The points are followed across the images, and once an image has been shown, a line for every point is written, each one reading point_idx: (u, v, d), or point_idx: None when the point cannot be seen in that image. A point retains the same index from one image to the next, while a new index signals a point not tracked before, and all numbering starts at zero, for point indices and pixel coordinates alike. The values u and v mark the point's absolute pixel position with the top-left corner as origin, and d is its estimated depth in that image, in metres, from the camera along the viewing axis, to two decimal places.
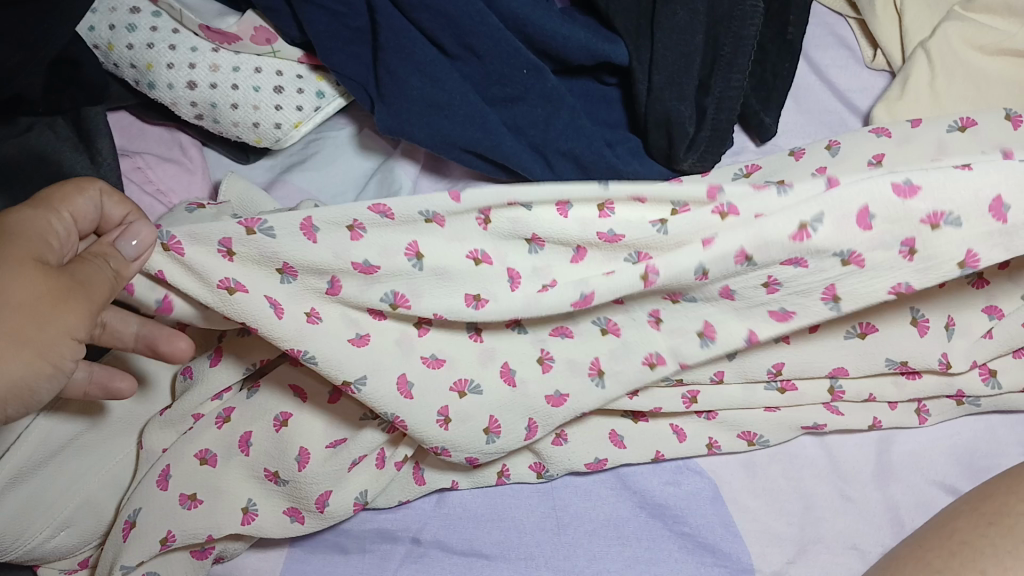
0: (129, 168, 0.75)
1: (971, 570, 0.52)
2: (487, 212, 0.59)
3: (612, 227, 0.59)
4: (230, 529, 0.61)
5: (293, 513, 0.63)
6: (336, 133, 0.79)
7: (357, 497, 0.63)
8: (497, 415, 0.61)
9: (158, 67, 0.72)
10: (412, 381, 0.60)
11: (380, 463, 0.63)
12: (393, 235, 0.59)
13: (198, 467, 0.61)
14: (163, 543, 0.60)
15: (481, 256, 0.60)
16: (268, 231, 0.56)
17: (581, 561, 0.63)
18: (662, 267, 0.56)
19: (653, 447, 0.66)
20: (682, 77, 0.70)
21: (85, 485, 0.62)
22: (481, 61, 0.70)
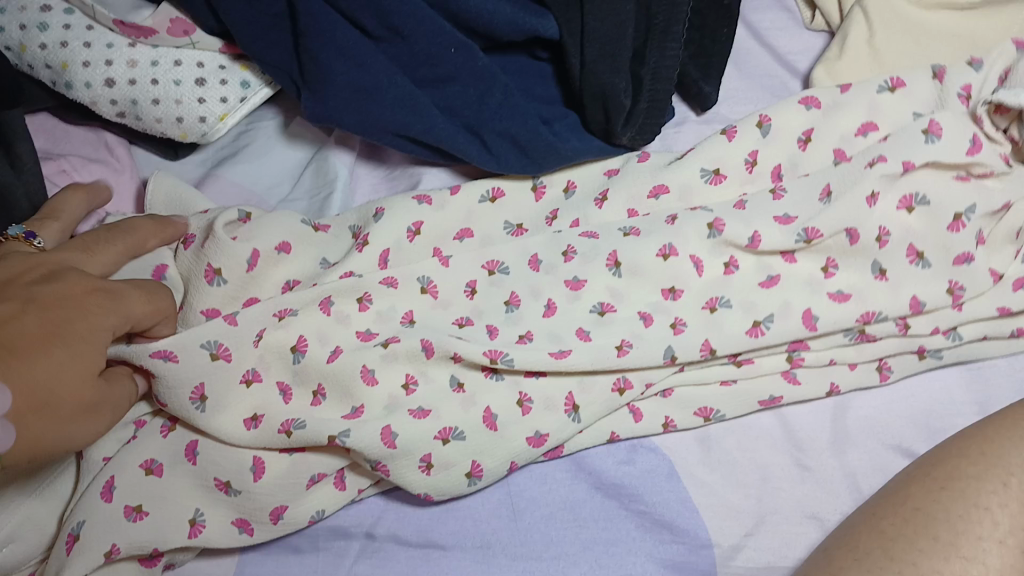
0: (54, 172, 0.72)
1: (925, 536, 0.51)
2: (474, 284, 0.66)
3: (576, 274, 0.66)
4: (176, 543, 0.58)
5: (241, 524, 0.60)
6: (267, 124, 0.77)
7: (314, 515, 0.61)
8: (479, 460, 0.61)
9: (73, 66, 0.69)
10: (396, 433, 0.60)
11: (339, 484, 0.62)
12: (389, 304, 0.64)
13: (143, 477, 0.59)
14: (107, 557, 0.57)
15: (466, 321, 0.65)
16: (293, 315, 0.63)
17: (538, 546, 0.62)
18: (635, 340, 0.63)
19: (608, 429, 0.65)
20: (615, 48, 0.69)
21: (23, 502, 0.59)
22: (407, 42, 0.68)
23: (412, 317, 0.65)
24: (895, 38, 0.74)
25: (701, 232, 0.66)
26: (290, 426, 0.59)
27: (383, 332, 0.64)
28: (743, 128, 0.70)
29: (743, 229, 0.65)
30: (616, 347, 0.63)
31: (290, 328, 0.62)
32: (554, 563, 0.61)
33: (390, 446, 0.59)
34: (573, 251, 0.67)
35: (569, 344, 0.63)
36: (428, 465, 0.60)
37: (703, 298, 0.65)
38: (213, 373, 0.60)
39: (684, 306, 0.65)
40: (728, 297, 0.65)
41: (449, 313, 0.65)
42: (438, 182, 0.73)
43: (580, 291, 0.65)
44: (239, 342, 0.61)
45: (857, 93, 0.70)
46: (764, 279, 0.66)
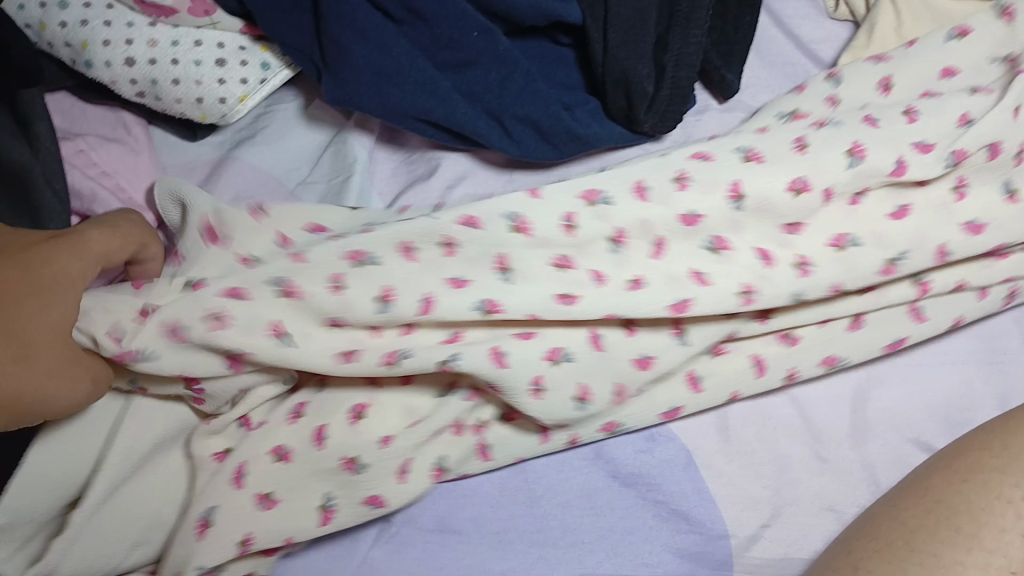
0: (72, 152, 0.72)
1: (946, 528, 0.51)
2: (572, 216, 0.62)
3: (691, 209, 0.62)
4: (310, 532, 0.58)
5: (372, 501, 0.58)
6: (286, 106, 0.76)
7: (436, 464, 0.60)
8: (587, 383, 0.59)
9: (94, 44, 0.69)
10: (505, 351, 0.58)
11: (457, 430, 0.61)
12: (482, 249, 0.60)
13: (276, 466, 0.59)
14: (243, 546, 0.57)
15: (564, 260, 0.60)
16: (374, 260, 0.58)
17: (555, 533, 0.62)
18: (756, 283, 0.61)
19: (729, 389, 0.64)
20: (638, 34, 0.68)
21: (146, 504, 0.58)
22: (429, 25, 0.67)
23: (506, 264, 0.59)
24: (921, 27, 0.73)
25: (831, 163, 0.63)
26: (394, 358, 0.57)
27: (475, 278, 0.58)
28: (813, 82, 0.71)
29: (883, 154, 0.63)
30: (741, 294, 0.60)
31: (370, 277, 0.57)
32: (570, 550, 0.61)
33: (502, 366, 0.57)
34: (684, 176, 0.63)
35: (689, 290, 0.60)
36: (539, 389, 0.58)
37: (830, 235, 0.63)
38: (289, 310, 0.57)
39: (807, 242, 0.63)
40: (859, 233, 0.63)
41: (546, 251, 0.60)
42: (458, 168, 0.73)
43: (696, 224, 0.62)
44: (313, 291, 0.56)
45: (879, 86, 0.70)
46: (894, 210, 0.64)
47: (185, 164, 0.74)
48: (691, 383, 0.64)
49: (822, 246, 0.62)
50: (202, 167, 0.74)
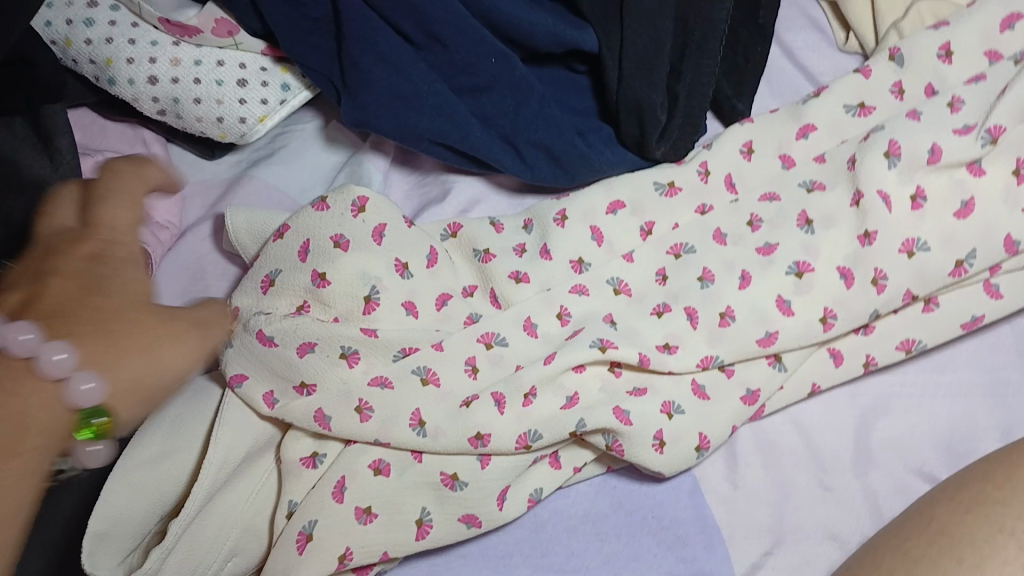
0: (90, 167, 0.73)
1: (949, 559, 0.51)
2: (664, 270, 0.66)
3: (765, 239, 0.66)
4: (407, 547, 0.58)
5: (468, 520, 0.59)
6: (303, 126, 0.77)
7: (533, 493, 0.62)
8: (706, 432, 0.62)
9: (118, 62, 0.70)
10: (628, 411, 0.61)
11: (555, 463, 0.63)
12: (592, 308, 0.65)
13: (373, 478, 0.59)
14: (341, 561, 0.57)
15: (663, 308, 0.65)
16: (502, 341, 0.63)
17: (559, 557, 0.62)
18: (837, 309, 0.63)
19: (810, 382, 0.66)
20: (652, 63, 0.69)
21: (240, 514, 0.59)
22: (448, 50, 0.69)
23: (614, 318, 0.64)
24: None
25: (881, 166, 0.65)
26: (525, 440, 0.59)
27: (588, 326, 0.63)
28: (877, 64, 0.73)
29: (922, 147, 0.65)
30: (821, 321, 0.63)
31: (501, 358, 0.62)
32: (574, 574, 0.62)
33: (626, 423, 0.60)
34: (758, 221, 0.67)
35: (775, 323, 0.63)
36: (661, 443, 0.61)
37: (900, 240, 0.64)
38: (427, 400, 0.60)
39: (882, 253, 0.64)
40: (924, 238, 0.64)
41: (645, 306, 0.65)
42: (471, 191, 0.74)
43: (773, 254, 0.65)
44: (450, 360, 0.61)
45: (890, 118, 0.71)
46: (959, 207, 0.64)
47: (202, 182, 0.76)
48: (745, 399, 0.63)
49: (869, 253, 0.64)
50: (218, 186, 0.76)
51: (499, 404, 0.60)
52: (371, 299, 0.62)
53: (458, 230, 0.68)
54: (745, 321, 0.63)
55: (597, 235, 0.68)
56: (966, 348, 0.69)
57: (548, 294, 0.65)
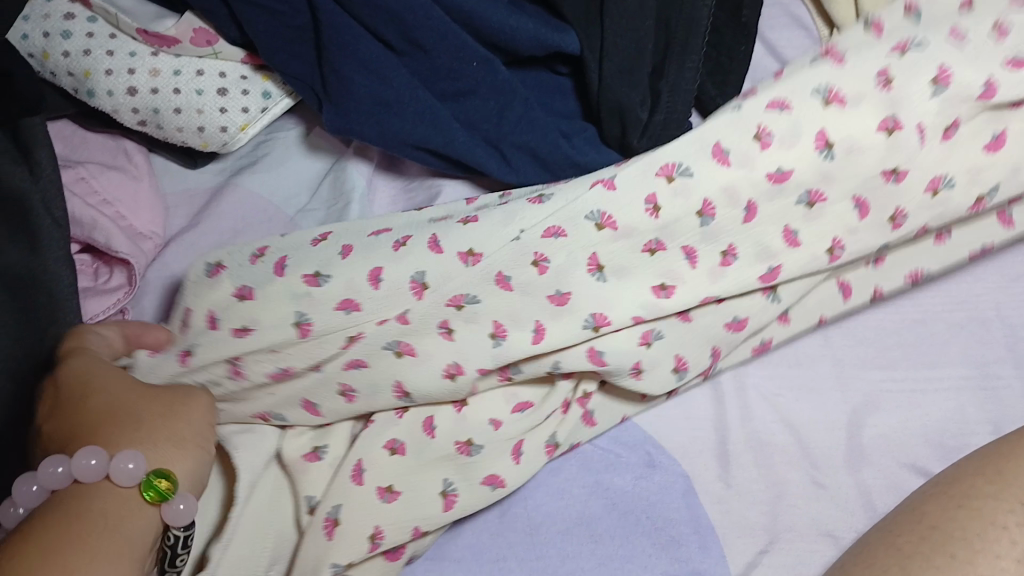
0: (73, 179, 0.72)
1: (941, 554, 0.51)
2: (655, 200, 0.62)
3: (778, 165, 0.62)
4: (437, 519, 0.60)
5: (492, 482, 0.61)
6: (286, 134, 0.77)
7: (549, 440, 0.63)
8: (683, 354, 0.63)
9: (96, 74, 0.69)
10: (602, 351, 0.61)
11: (565, 410, 0.64)
12: (575, 251, 0.62)
13: (392, 459, 0.61)
14: (373, 540, 0.59)
15: (656, 245, 0.62)
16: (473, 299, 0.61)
17: (554, 561, 0.62)
18: (847, 241, 0.63)
19: (818, 313, 0.68)
20: (635, 63, 0.70)
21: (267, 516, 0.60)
22: (429, 56, 0.68)
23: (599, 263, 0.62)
24: None
25: (921, 94, 0.61)
26: (508, 375, 0.62)
27: (575, 290, 0.61)
28: None
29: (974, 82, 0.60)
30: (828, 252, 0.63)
31: (478, 317, 0.61)
32: None
33: (601, 365, 0.61)
34: (767, 132, 0.62)
35: (778, 258, 0.62)
36: (639, 371, 0.62)
37: (927, 178, 0.62)
38: (404, 368, 0.60)
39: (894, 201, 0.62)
40: (952, 174, 0.62)
41: (634, 242, 0.62)
42: (458, 195, 0.73)
43: (785, 182, 0.61)
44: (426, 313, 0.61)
45: None
46: (991, 141, 0.62)
47: (186, 192, 0.75)
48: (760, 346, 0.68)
49: (897, 189, 0.62)
50: (202, 196, 0.75)
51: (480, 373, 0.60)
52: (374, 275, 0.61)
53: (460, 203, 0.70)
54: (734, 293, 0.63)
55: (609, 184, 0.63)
56: (955, 342, 0.69)
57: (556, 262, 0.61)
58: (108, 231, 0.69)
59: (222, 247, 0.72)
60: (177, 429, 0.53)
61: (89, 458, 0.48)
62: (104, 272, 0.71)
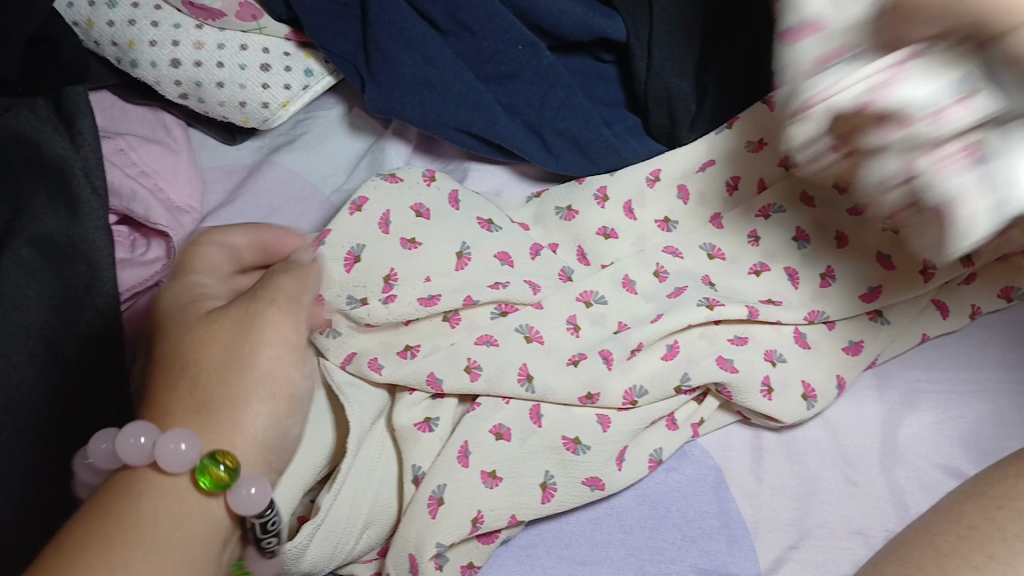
0: (112, 150, 0.72)
1: (980, 555, 0.51)
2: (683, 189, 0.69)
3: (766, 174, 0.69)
4: (533, 509, 0.59)
5: (593, 483, 0.60)
6: (326, 113, 0.77)
7: (654, 454, 0.63)
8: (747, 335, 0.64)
9: (140, 45, 0.69)
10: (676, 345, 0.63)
11: (672, 424, 0.64)
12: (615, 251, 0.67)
13: (496, 443, 0.59)
14: (474, 524, 0.57)
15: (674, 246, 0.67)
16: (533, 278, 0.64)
17: (583, 549, 0.62)
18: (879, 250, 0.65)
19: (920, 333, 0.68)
20: (682, 52, 0.69)
21: (369, 491, 0.58)
22: (475, 37, 0.68)
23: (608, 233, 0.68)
24: None
25: None
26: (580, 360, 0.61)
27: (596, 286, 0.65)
28: None
29: None
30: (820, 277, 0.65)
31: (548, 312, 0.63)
32: (598, 566, 0.61)
33: (732, 371, 0.62)
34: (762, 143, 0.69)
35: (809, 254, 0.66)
36: (769, 389, 0.62)
37: None
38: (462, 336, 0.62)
39: None
40: None
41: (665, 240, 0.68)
42: (495, 180, 0.73)
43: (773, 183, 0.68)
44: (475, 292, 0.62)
45: None
46: None
47: (223, 167, 0.75)
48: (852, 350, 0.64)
49: None
50: (240, 171, 0.75)
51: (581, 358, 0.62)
52: (462, 255, 0.63)
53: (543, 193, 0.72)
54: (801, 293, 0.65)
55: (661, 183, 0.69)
56: (994, 344, 0.69)
57: (642, 253, 0.67)
58: (146, 202, 0.69)
59: (257, 223, 0.72)
60: (241, 385, 0.50)
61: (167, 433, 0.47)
62: (141, 244, 0.70)
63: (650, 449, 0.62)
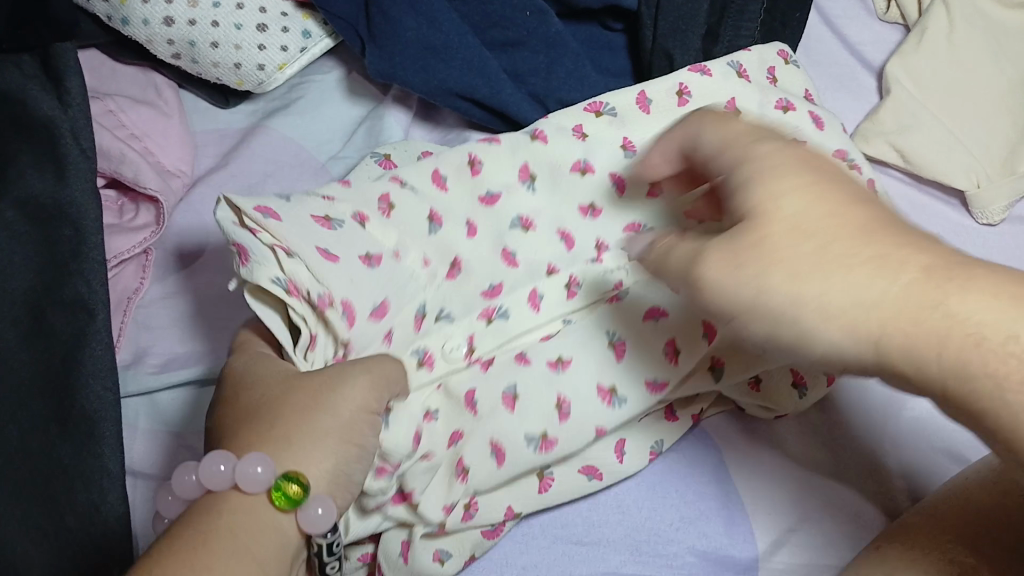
0: (100, 112, 0.69)
1: (988, 540, 0.50)
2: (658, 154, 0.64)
3: None
4: (529, 495, 0.58)
5: (589, 471, 0.60)
6: (322, 77, 0.75)
7: (653, 446, 0.62)
8: None
9: (132, 0, 0.66)
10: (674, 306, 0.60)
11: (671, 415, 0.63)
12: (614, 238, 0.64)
13: None
14: (466, 509, 0.56)
15: None
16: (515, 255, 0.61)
17: (579, 529, 0.61)
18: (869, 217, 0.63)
19: None
20: (688, 23, 0.67)
21: None
22: (482, 1, 0.66)
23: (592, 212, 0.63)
24: (975, 36, 0.72)
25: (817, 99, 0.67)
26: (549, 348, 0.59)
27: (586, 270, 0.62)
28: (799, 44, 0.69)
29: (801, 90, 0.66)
30: None
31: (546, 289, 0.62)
32: (595, 547, 0.60)
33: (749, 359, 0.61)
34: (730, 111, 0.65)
35: None
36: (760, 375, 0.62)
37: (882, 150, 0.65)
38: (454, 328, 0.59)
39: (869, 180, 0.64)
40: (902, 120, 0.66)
41: None
42: None
43: None
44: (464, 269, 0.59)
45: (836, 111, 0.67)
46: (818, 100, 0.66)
47: (215, 131, 0.73)
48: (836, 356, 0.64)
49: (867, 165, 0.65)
50: (233, 136, 0.73)
51: (565, 366, 0.57)
52: (433, 217, 0.59)
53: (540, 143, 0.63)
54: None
55: (642, 104, 0.64)
56: None
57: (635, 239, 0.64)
58: (137, 165, 0.67)
59: (249, 189, 0.69)
60: (315, 422, 0.47)
61: (219, 464, 0.44)
62: (130, 209, 0.68)
63: (650, 441, 0.62)
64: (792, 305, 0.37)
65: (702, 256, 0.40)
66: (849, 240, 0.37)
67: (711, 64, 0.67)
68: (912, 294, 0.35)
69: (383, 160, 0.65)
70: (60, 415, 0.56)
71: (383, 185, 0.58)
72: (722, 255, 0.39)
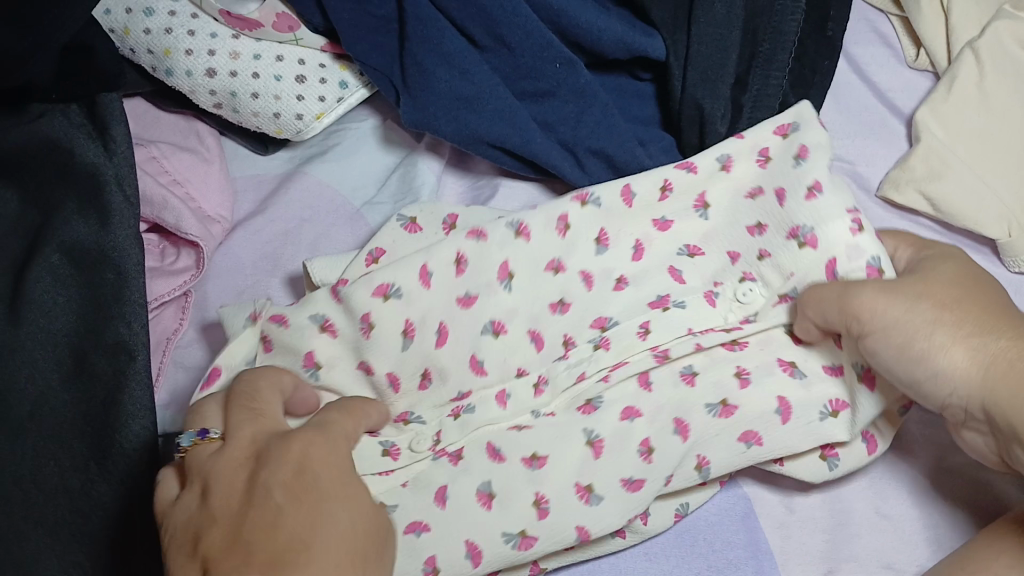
0: (144, 158, 0.72)
1: None
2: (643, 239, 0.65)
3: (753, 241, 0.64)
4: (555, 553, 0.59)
5: (616, 530, 0.61)
6: (358, 125, 0.76)
7: (680, 509, 0.62)
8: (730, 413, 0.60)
9: (176, 53, 0.69)
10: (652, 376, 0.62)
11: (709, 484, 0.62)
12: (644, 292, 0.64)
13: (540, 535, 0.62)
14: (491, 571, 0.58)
15: (660, 300, 0.64)
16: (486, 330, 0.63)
17: (607, 575, 0.61)
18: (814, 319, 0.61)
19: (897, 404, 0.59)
20: (717, 72, 0.69)
21: None
22: (512, 53, 0.68)
23: (564, 305, 0.64)
24: (1007, 83, 0.72)
25: (786, 165, 0.63)
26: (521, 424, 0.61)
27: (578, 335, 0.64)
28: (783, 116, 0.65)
29: (781, 154, 0.64)
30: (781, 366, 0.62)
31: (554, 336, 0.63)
32: None
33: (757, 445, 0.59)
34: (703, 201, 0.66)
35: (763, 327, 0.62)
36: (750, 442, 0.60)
37: (788, 227, 0.62)
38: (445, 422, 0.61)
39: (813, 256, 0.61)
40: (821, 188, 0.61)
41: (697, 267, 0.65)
42: (527, 197, 0.73)
43: (768, 221, 0.63)
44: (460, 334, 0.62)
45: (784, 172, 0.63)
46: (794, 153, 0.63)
47: (255, 177, 0.75)
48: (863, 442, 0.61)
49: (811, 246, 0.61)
50: (271, 181, 0.75)
51: (540, 464, 0.59)
52: (387, 291, 0.62)
53: (524, 232, 0.64)
54: (760, 346, 0.63)
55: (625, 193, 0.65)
56: None
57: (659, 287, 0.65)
58: (178, 211, 0.69)
59: (287, 234, 0.71)
60: None
61: None
62: (171, 252, 0.70)
63: (677, 503, 0.62)
64: (917, 332, 0.52)
65: (855, 286, 0.55)
66: (961, 301, 0.53)
67: (700, 159, 0.66)
68: (1003, 351, 0.51)
69: (408, 222, 0.67)
70: (99, 453, 0.58)
71: (370, 303, 0.61)
72: (876, 292, 0.54)
